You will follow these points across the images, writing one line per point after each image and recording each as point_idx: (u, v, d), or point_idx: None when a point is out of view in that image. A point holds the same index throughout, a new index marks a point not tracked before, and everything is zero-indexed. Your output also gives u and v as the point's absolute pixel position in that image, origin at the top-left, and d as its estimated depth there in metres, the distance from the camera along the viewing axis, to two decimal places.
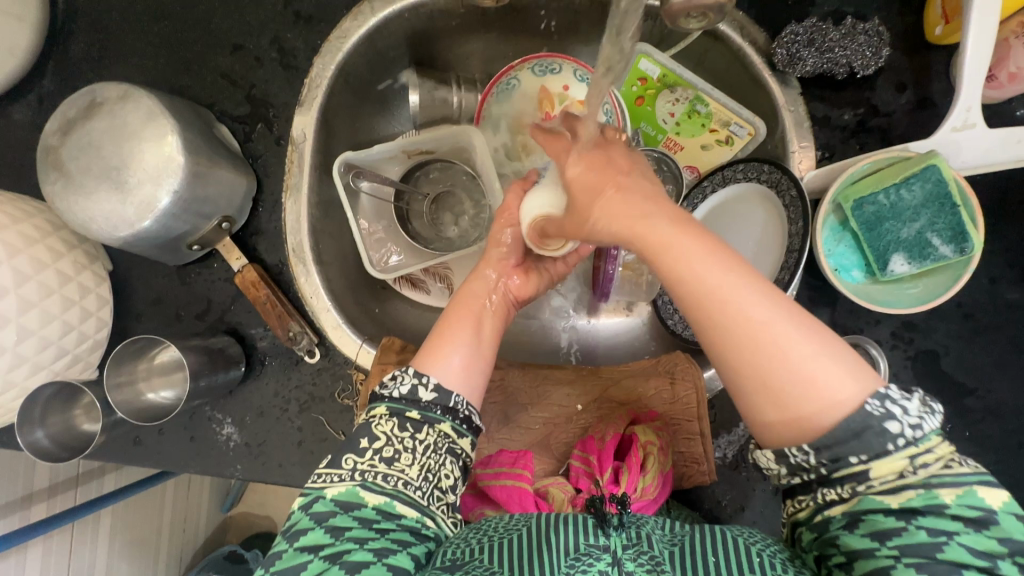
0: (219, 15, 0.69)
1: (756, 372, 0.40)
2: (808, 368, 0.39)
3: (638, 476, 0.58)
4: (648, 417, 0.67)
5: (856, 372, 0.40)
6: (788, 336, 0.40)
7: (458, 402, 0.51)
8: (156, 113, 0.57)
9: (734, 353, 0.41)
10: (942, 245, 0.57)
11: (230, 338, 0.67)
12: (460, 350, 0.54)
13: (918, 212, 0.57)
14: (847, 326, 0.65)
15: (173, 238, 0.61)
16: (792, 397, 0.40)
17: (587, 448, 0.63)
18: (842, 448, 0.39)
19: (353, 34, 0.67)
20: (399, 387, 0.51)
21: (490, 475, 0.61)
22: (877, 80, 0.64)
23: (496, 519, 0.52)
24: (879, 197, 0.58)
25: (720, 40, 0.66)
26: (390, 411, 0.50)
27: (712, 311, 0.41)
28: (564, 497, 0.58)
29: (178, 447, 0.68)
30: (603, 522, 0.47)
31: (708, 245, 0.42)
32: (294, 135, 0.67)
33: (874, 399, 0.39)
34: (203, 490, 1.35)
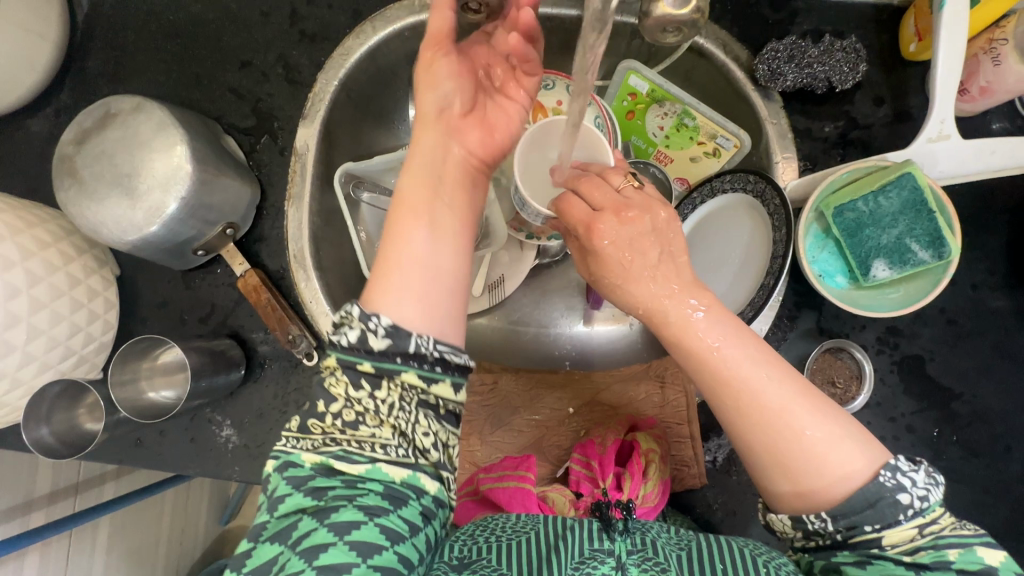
0: (227, 33, 0.72)
1: (772, 451, 0.45)
2: (822, 448, 0.44)
3: (640, 483, 0.60)
4: (648, 424, 0.68)
5: (865, 449, 0.44)
6: (802, 419, 0.45)
7: (420, 344, 0.43)
8: (166, 124, 0.60)
9: (747, 428, 0.46)
10: (921, 250, 0.58)
11: (231, 341, 0.69)
12: (416, 270, 0.46)
13: (896, 219, 0.59)
14: (832, 330, 0.66)
15: (179, 243, 0.63)
16: (803, 470, 0.44)
17: (588, 452, 0.65)
18: (858, 516, 0.42)
19: (355, 52, 0.71)
20: (346, 335, 0.43)
21: (494, 479, 0.62)
22: (856, 94, 0.67)
23: (502, 517, 0.55)
24: (859, 204, 0.60)
25: (704, 57, 0.69)
26: (341, 363, 0.43)
27: (734, 392, 0.47)
28: (566, 500, 0.62)
29: (179, 449, 0.70)
30: (608, 528, 0.51)
31: (733, 340, 0.49)
32: (297, 147, 0.70)
33: (886, 471, 0.43)
34: (201, 503, 1.35)
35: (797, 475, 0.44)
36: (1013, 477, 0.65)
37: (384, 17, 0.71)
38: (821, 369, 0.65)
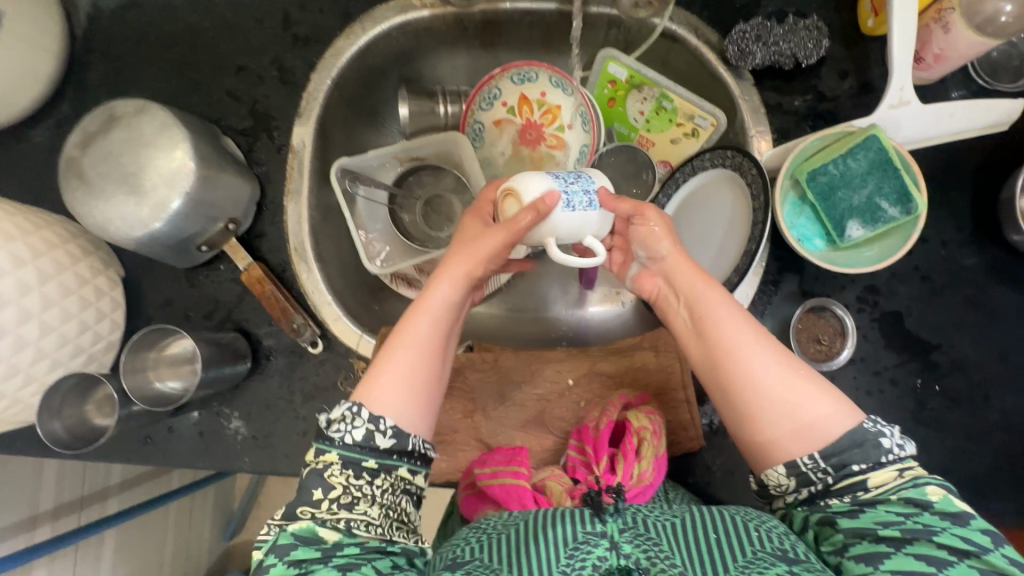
0: (221, 39, 0.75)
1: (762, 402, 0.50)
2: (812, 398, 0.49)
3: (633, 463, 0.59)
4: (641, 401, 0.67)
5: (844, 409, 0.49)
6: (791, 378, 0.50)
7: (417, 444, 0.52)
8: (168, 124, 0.63)
9: (744, 385, 0.50)
10: (891, 208, 0.62)
11: (237, 334, 0.71)
12: (413, 360, 0.54)
13: (865, 179, 0.62)
14: (814, 291, 0.70)
15: (184, 239, 0.66)
16: (795, 416, 0.48)
17: (583, 438, 0.65)
18: (845, 455, 0.47)
19: (346, 52, 0.74)
20: (352, 433, 0.49)
21: (488, 474, 0.62)
22: (822, 69, 0.71)
23: (494, 517, 0.55)
24: (830, 167, 0.64)
25: (679, 42, 0.74)
26: (343, 460, 0.49)
27: (729, 354, 0.52)
28: (562, 489, 0.60)
29: (188, 443, 0.71)
30: (599, 511, 0.51)
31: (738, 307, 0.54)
32: (294, 144, 0.73)
33: (867, 419, 0.48)
34: (204, 516, 1.41)
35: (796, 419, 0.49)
36: (992, 421, 0.68)
37: (372, 18, 0.75)
38: (806, 328, 0.68)
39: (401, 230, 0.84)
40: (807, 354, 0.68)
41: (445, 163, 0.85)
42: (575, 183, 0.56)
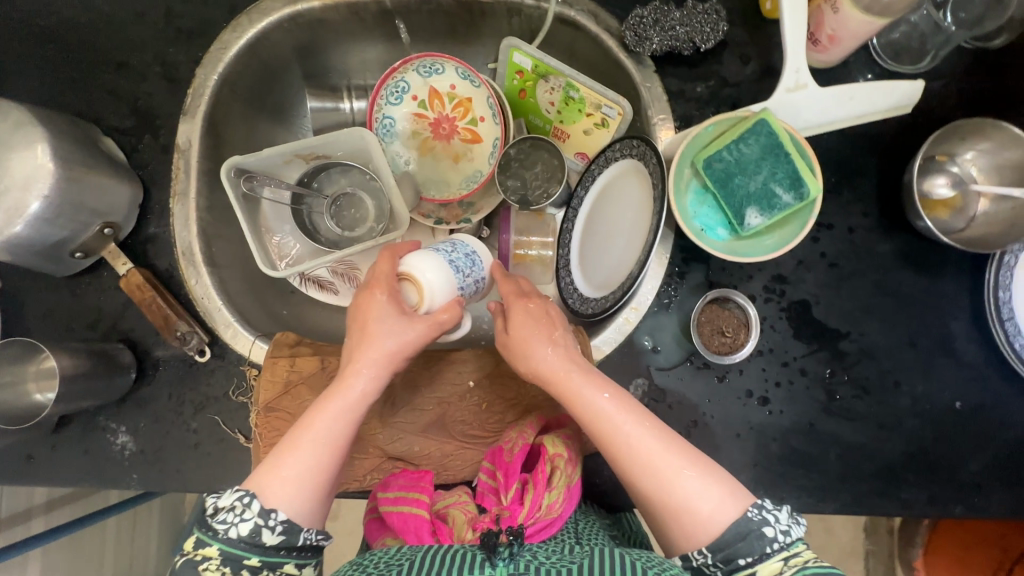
0: (101, 35, 0.72)
1: (657, 502, 0.49)
2: (697, 489, 0.48)
3: (543, 492, 0.53)
4: (559, 423, 0.65)
5: (728, 497, 0.48)
6: (676, 470, 0.49)
7: (308, 538, 0.51)
8: (24, 122, 0.59)
9: (635, 482, 0.50)
10: (785, 193, 0.60)
11: (121, 345, 0.67)
12: (316, 451, 0.52)
13: (759, 164, 0.61)
14: (719, 282, 0.68)
15: (52, 245, 0.62)
16: (684, 514, 0.48)
17: (496, 461, 0.61)
18: (731, 550, 0.46)
19: (233, 45, 0.71)
20: (239, 526, 0.48)
21: (388, 500, 0.58)
22: (723, 54, 0.69)
23: (380, 552, 0.50)
24: (724, 154, 0.62)
25: (579, 28, 0.72)
26: (223, 555, 0.48)
27: (617, 451, 0.50)
28: (464, 519, 0.55)
29: (71, 462, 0.67)
30: (490, 554, 0.46)
31: (620, 400, 0.52)
32: (180, 143, 0.70)
33: (753, 507, 0.47)
34: (150, 531, 1.38)
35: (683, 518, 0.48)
36: (905, 409, 0.66)
37: (259, 9, 0.71)
38: (709, 320, 0.67)
39: (308, 230, 0.81)
40: (710, 348, 0.66)
41: (354, 158, 0.81)
42: (469, 271, 0.63)
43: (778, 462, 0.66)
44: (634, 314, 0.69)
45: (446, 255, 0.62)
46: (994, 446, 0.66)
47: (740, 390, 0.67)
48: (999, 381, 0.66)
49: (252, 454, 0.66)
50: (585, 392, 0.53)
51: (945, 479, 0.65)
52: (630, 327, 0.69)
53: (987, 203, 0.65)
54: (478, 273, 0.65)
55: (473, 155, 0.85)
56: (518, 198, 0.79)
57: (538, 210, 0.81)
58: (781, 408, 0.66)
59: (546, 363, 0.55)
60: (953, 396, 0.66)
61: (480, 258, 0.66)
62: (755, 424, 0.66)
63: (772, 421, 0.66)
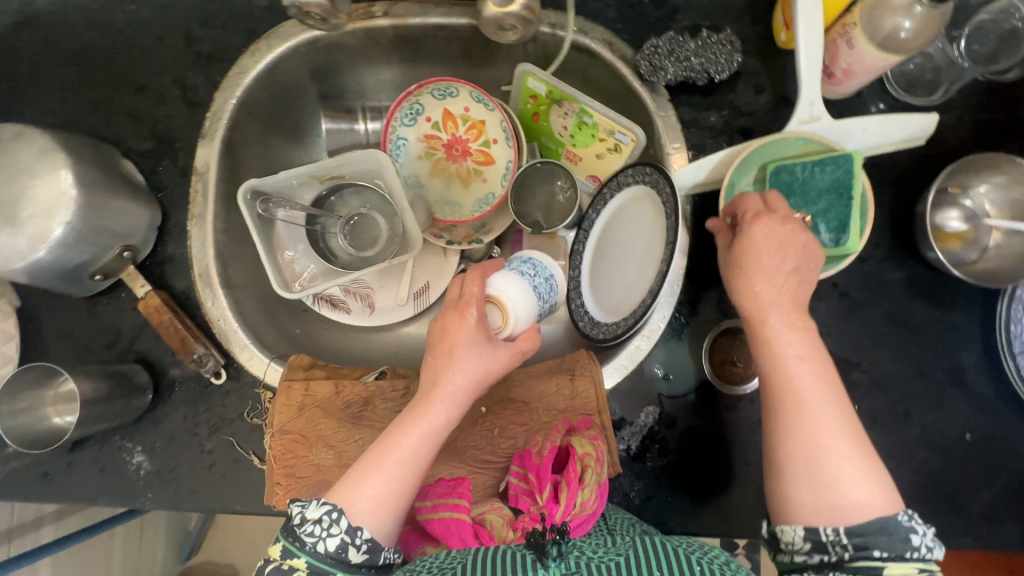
0: (122, 58, 0.72)
1: (804, 471, 0.48)
2: (850, 477, 0.47)
3: (577, 491, 0.54)
4: (584, 425, 0.64)
5: (882, 497, 0.47)
6: (842, 453, 0.48)
7: (388, 557, 0.54)
8: (48, 149, 0.60)
9: (788, 444, 0.49)
10: (824, 233, 0.61)
11: (139, 365, 0.68)
12: (398, 472, 0.54)
13: (820, 194, 0.61)
14: (730, 311, 0.68)
15: (73, 268, 0.63)
16: (832, 492, 0.47)
17: (525, 464, 0.60)
18: (870, 538, 0.46)
19: (252, 70, 0.72)
20: (326, 541, 0.51)
21: (428, 508, 0.58)
22: (737, 83, 0.69)
23: (431, 558, 0.52)
24: (796, 168, 0.62)
25: (593, 56, 0.72)
26: (311, 568, 0.51)
27: (792, 406, 0.50)
28: (503, 521, 0.55)
29: (88, 480, 0.68)
30: (541, 555, 0.47)
31: (816, 363, 0.51)
32: (198, 166, 0.71)
33: (903, 512, 0.47)
34: (157, 539, 1.40)
35: (827, 496, 0.48)
36: (914, 440, 0.66)
37: (278, 35, 0.72)
38: (720, 350, 0.67)
39: (322, 251, 0.82)
40: (721, 377, 0.67)
41: (367, 178, 0.81)
42: (547, 296, 0.67)
43: None
44: (645, 342, 0.69)
45: (531, 280, 0.64)
46: (1004, 477, 0.66)
47: (751, 419, 0.67)
48: (1008, 413, 0.66)
49: (266, 477, 0.66)
50: (782, 336, 0.51)
51: (953, 511, 0.66)
52: (640, 354, 0.69)
53: (998, 236, 0.66)
54: (552, 297, 0.68)
55: (485, 176, 0.85)
56: (529, 223, 0.82)
57: (551, 234, 0.83)
58: None
59: (777, 295, 0.52)
60: (964, 426, 0.66)
61: (556, 283, 0.69)
62: None
63: None
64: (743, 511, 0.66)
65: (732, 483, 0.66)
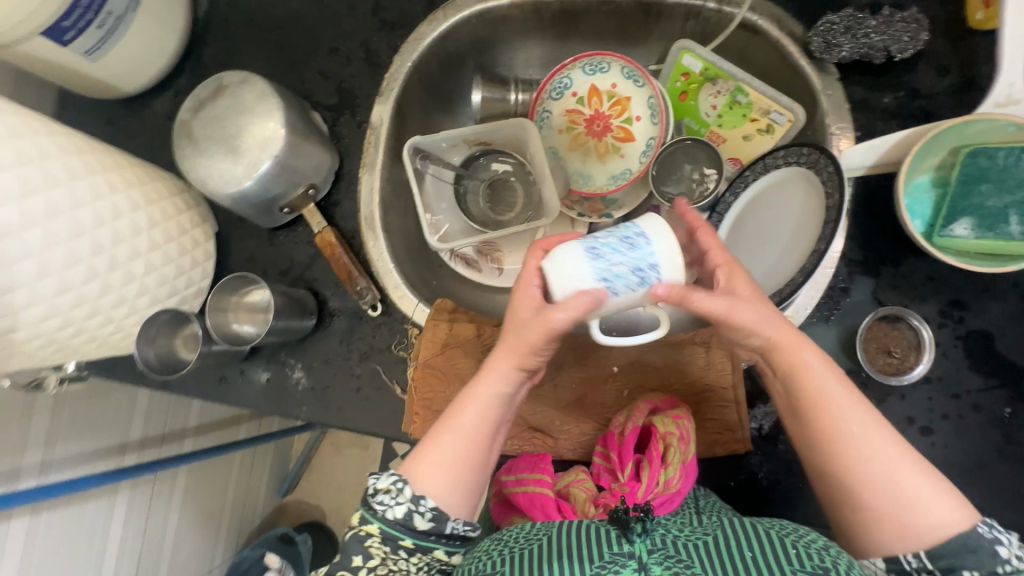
0: (319, 22, 0.82)
1: (863, 492, 0.48)
2: (919, 489, 0.47)
3: (659, 470, 0.56)
4: (667, 406, 0.65)
5: (955, 505, 0.47)
6: (896, 464, 0.48)
7: (457, 527, 0.55)
8: (266, 94, 0.70)
9: (839, 466, 0.50)
10: (1015, 225, 0.58)
11: (308, 292, 0.77)
12: (457, 438, 0.56)
13: (1019, 185, 0.58)
14: (886, 300, 0.66)
15: (269, 199, 0.72)
16: (896, 506, 0.47)
17: (609, 443, 0.64)
18: (956, 560, 0.45)
19: (429, 37, 0.79)
20: (395, 509, 0.53)
21: (513, 481, 0.62)
22: (918, 65, 0.66)
23: (516, 529, 0.55)
24: (998, 154, 0.58)
25: (758, 35, 0.73)
26: (384, 534, 0.53)
27: (829, 429, 0.50)
28: (587, 496, 0.59)
29: (256, 387, 0.78)
30: (626, 531, 0.48)
31: (839, 378, 0.52)
32: (373, 121, 0.79)
33: (983, 524, 0.46)
34: (264, 472, 1.52)
35: (894, 513, 0.47)
36: None
37: (456, 5, 0.79)
38: (875, 338, 0.65)
39: (465, 210, 0.88)
40: (874, 366, 0.64)
41: (511, 146, 0.87)
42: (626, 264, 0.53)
43: None
44: (789, 322, 0.67)
45: (594, 245, 0.53)
46: None
47: (900, 415, 0.63)
48: None
49: (407, 405, 0.72)
50: (796, 354, 0.52)
51: None
52: None
53: None
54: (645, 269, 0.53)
55: (623, 153, 0.85)
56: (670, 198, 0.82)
57: None
58: (946, 441, 0.62)
59: (776, 323, 0.53)
60: None
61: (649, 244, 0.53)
62: (914, 454, 0.63)
63: (934, 452, 0.62)
64: None
65: None
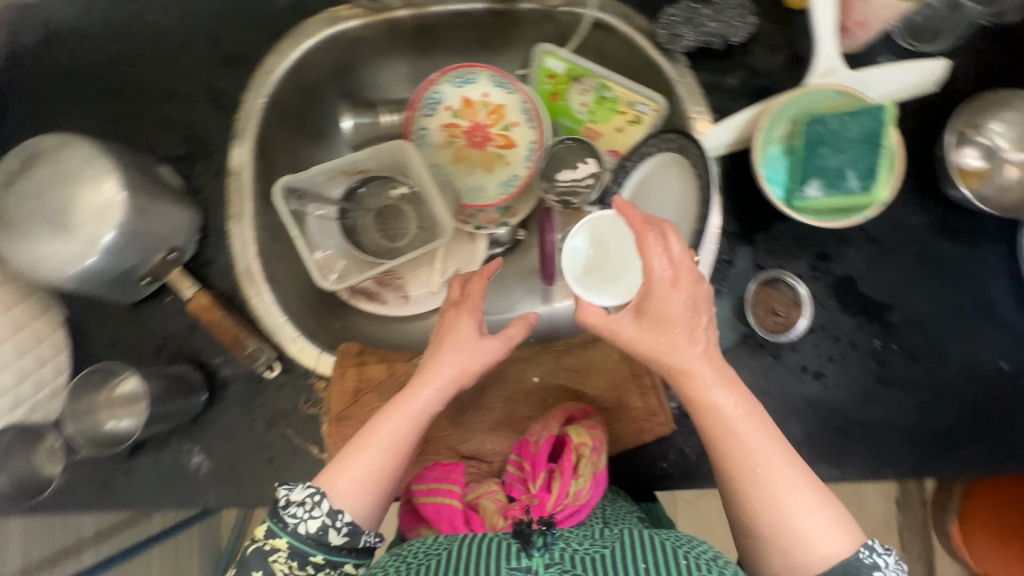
0: (150, 65, 0.74)
1: (762, 524, 0.50)
2: (813, 523, 0.49)
3: (570, 480, 0.55)
4: (582, 415, 0.66)
5: (845, 533, 0.49)
6: (793, 499, 0.49)
7: (368, 540, 0.53)
8: (94, 157, 0.60)
9: (744, 502, 0.51)
10: (854, 180, 0.63)
11: (191, 366, 0.69)
12: (383, 454, 0.54)
13: (851, 145, 0.63)
14: (765, 264, 0.71)
15: (123, 273, 0.64)
16: (790, 538, 0.49)
17: (523, 453, 0.62)
18: None
19: (278, 68, 0.74)
20: (307, 522, 0.51)
21: (423, 491, 0.59)
22: (752, 45, 0.72)
23: (419, 543, 0.52)
24: (830, 119, 0.64)
25: (611, 32, 0.76)
26: (292, 549, 0.50)
27: (737, 462, 0.51)
28: (495, 508, 0.56)
29: (149, 485, 0.68)
30: (526, 544, 0.46)
31: (748, 410, 0.51)
32: (233, 167, 0.72)
33: (866, 548, 0.49)
34: (191, 562, 1.37)
35: (789, 545, 0.49)
36: (953, 374, 0.69)
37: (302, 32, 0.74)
38: (762, 301, 0.70)
39: (358, 244, 0.84)
40: (765, 327, 0.69)
41: (393, 170, 0.83)
42: None
43: (835, 432, 0.68)
44: None
45: None
46: None
47: (795, 365, 0.69)
48: None
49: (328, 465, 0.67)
50: (705, 391, 0.52)
51: (995, 440, 0.68)
52: None
53: (1016, 170, 0.69)
54: None
55: (508, 160, 0.86)
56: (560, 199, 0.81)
57: (576, 209, 0.82)
58: (836, 381, 0.69)
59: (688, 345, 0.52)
60: (999, 356, 0.69)
61: None
62: (813, 399, 0.69)
63: (828, 393, 0.68)
64: None
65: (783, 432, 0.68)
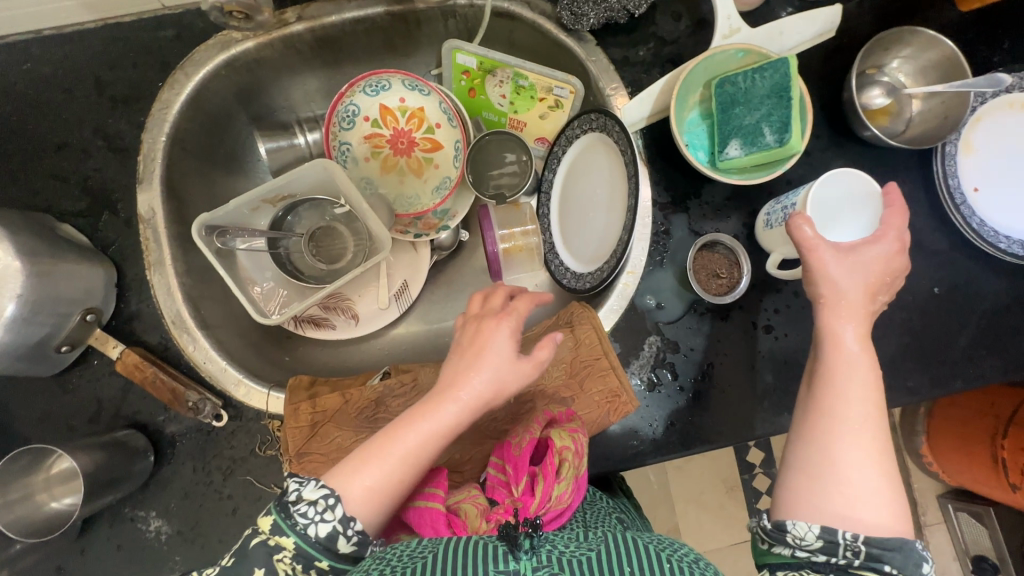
0: (31, 120, 0.68)
1: (821, 466, 0.48)
2: (872, 484, 0.46)
3: (553, 484, 0.52)
4: (566, 418, 0.63)
5: (898, 515, 0.46)
6: (866, 457, 0.47)
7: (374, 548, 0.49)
8: None
9: (821, 440, 0.49)
10: (769, 135, 0.64)
11: (132, 430, 0.65)
12: (396, 464, 0.49)
13: (761, 101, 0.64)
14: (702, 229, 0.71)
15: (35, 344, 0.59)
16: (846, 485, 0.46)
17: (504, 455, 0.57)
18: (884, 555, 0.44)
19: (174, 102, 0.69)
20: (319, 526, 0.46)
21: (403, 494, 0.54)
22: (656, 15, 0.72)
23: (403, 544, 0.48)
24: (738, 79, 0.65)
25: (516, 20, 0.74)
26: (299, 551, 0.45)
27: (836, 401, 0.49)
28: (478, 512, 0.51)
29: (106, 562, 0.64)
30: (512, 546, 0.44)
31: (871, 371, 0.51)
32: (142, 214, 0.68)
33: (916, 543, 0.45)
34: None
35: (843, 492, 0.46)
36: (892, 306, 0.71)
37: (193, 61, 0.70)
38: (703, 266, 0.70)
39: (292, 272, 0.79)
40: (709, 291, 0.69)
41: (319, 191, 0.80)
42: None
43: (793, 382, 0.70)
44: (632, 278, 0.71)
45: None
46: (975, 318, 0.71)
47: (745, 323, 0.70)
48: (967, 261, 0.72)
49: None
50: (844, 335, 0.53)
51: (939, 362, 0.71)
52: (631, 289, 0.71)
53: (919, 102, 0.71)
54: None
55: (437, 162, 0.84)
56: (493, 195, 0.83)
57: (513, 202, 0.84)
58: (787, 332, 0.70)
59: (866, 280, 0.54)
60: (931, 282, 0.72)
61: None
62: (768, 353, 0.70)
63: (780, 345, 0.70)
64: (761, 412, 0.69)
65: (744, 390, 0.69)
